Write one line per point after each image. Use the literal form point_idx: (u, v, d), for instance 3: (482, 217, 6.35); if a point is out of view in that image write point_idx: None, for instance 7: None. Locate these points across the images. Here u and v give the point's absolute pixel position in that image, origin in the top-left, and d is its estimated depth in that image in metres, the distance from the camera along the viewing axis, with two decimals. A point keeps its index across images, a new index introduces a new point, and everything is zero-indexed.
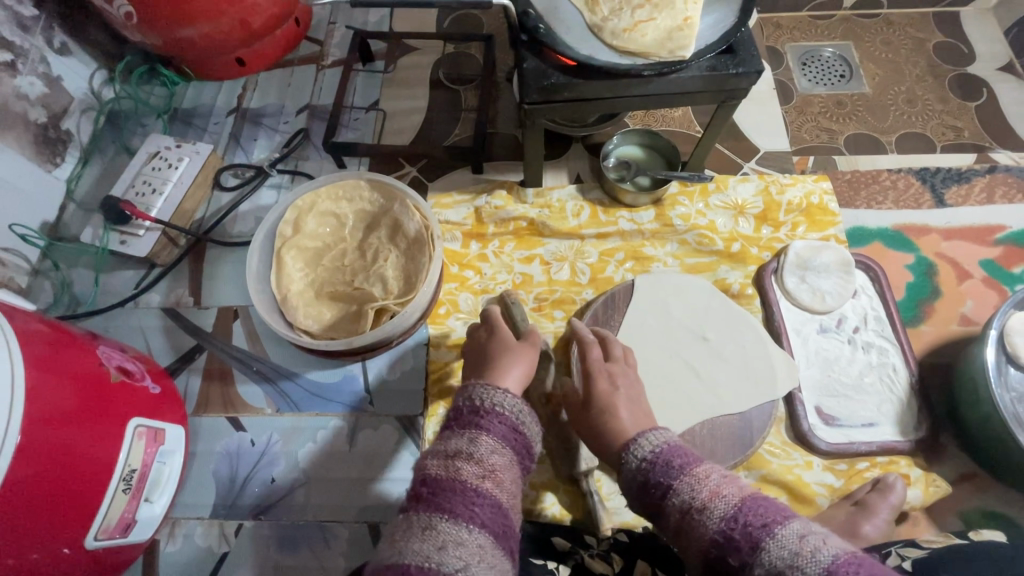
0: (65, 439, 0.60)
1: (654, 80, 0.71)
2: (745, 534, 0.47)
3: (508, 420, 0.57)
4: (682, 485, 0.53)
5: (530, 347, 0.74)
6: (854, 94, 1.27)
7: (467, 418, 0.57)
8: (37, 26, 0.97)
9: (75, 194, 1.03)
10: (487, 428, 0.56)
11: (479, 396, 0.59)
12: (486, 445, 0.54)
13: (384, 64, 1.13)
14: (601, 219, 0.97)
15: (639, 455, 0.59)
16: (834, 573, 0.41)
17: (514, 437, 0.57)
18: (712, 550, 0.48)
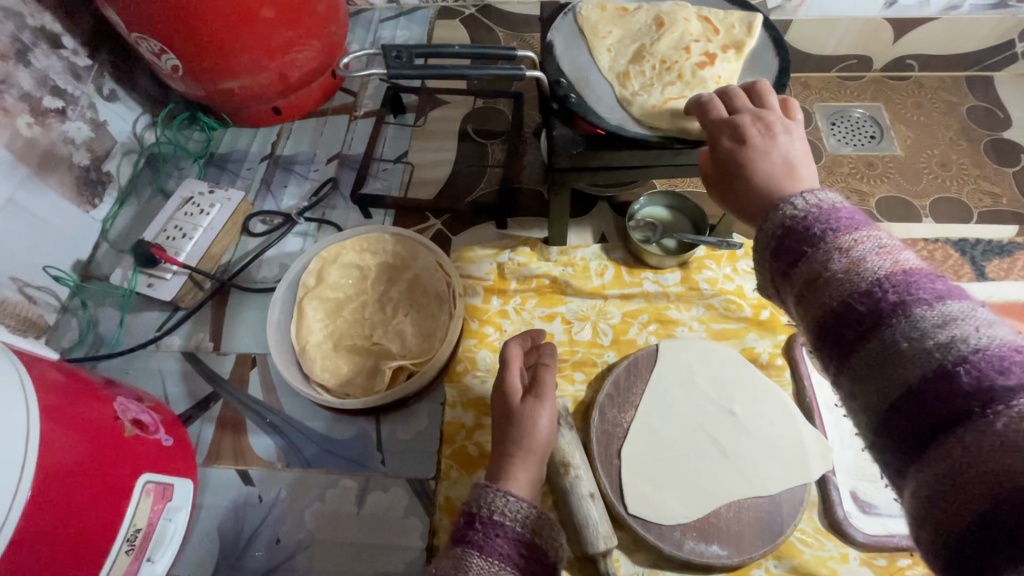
0: (75, 494, 0.59)
1: (685, 152, 0.71)
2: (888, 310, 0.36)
3: (509, 532, 0.53)
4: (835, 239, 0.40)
5: (538, 402, 0.64)
6: (886, 156, 1.25)
7: (462, 532, 0.54)
8: (89, 75, 1.02)
9: (110, 234, 1.05)
10: (479, 547, 0.51)
11: (478, 503, 0.56)
12: (477, 568, 0.50)
13: (414, 117, 1.16)
14: (625, 280, 0.96)
15: (789, 213, 0.44)
16: (971, 360, 0.32)
17: (517, 550, 0.52)
18: (830, 317, 0.39)
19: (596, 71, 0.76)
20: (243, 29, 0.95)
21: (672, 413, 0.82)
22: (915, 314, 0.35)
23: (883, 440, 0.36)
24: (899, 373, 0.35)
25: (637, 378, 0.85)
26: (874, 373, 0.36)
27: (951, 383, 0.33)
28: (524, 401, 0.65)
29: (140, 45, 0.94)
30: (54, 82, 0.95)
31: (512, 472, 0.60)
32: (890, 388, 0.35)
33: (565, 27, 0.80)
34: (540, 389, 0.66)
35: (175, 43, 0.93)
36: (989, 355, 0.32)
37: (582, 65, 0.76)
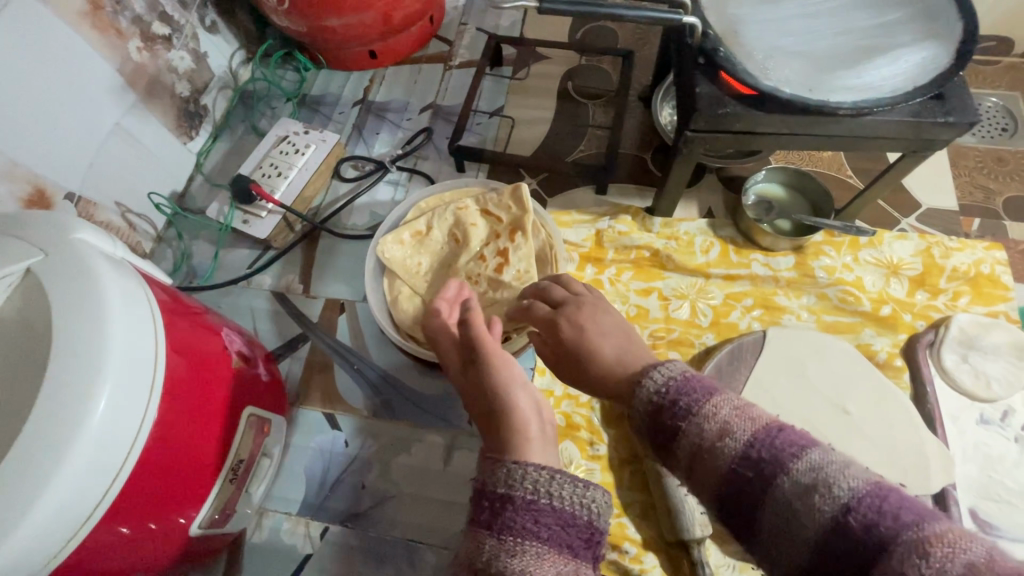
0: (190, 416, 0.59)
1: (845, 120, 0.64)
2: (677, 428, 0.47)
3: (522, 500, 0.45)
4: (643, 399, 0.50)
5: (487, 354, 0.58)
6: (1018, 151, 1.19)
7: (472, 512, 0.48)
8: (194, 4, 1.00)
9: (204, 167, 1.05)
10: (510, 526, 0.44)
11: (482, 478, 0.49)
12: (491, 551, 0.44)
13: (512, 71, 1.11)
14: (732, 259, 0.90)
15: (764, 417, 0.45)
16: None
17: (538, 519, 0.45)
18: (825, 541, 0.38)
19: (747, 25, 0.69)
20: None
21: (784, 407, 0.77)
22: (734, 438, 0.44)
23: None
24: None
25: (740, 364, 0.80)
26: None
27: None
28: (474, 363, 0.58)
29: None
30: (162, 8, 0.94)
31: (513, 435, 0.52)
32: None
33: None
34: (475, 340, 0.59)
35: None
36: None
37: (730, 17, 0.69)
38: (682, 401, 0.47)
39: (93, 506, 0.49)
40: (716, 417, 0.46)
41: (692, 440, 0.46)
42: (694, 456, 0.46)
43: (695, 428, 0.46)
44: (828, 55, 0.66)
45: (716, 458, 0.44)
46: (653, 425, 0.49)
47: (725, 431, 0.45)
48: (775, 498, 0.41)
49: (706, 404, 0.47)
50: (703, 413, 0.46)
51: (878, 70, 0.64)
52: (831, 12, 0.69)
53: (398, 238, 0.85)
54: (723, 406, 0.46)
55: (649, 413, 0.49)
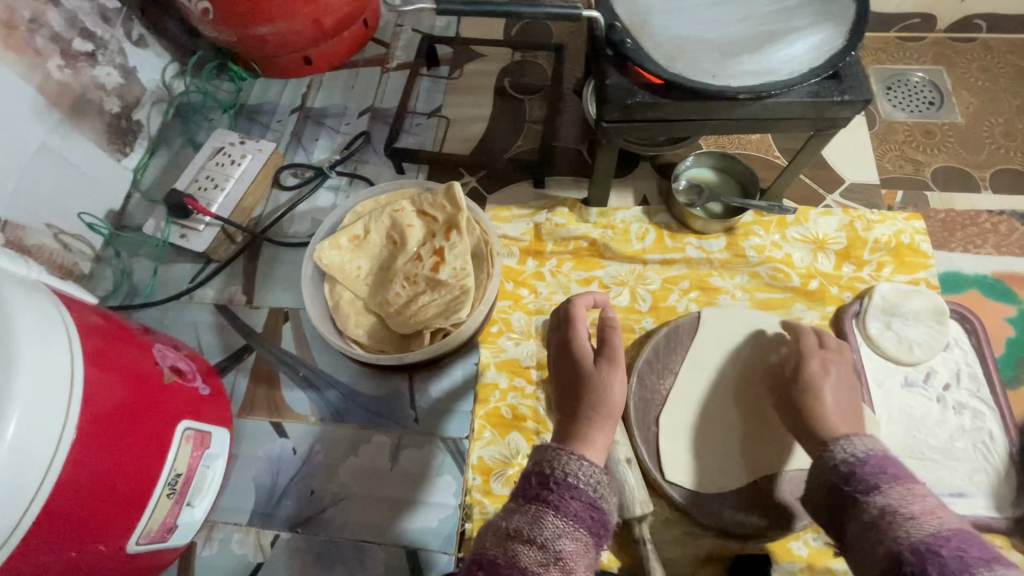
0: (116, 435, 0.59)
1: (749, 104, 0.66)
2: (858, 495, 0.55)
3: (584, 495, 0.51)
4: (831, 464, 0.59)
5: (611, 366, 0.60)
6: (945, 124, 1.23)
7: (533, 489, 0.51)
8: (118, 18, 0.98)
9: (141, 184, 1.04)
10: (557, 506, 0.50)
11: (551, 463, 0.53)
12: (552, 528, 0.48)
13: (449, 70, 1.12)
14: (667, 244, 0.92)
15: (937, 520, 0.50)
16: None
17: (590, 515, 0.50)
18: None
19: (654, 14, 0.70)
20: None
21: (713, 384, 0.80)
22: (915, 527, 0.50)
23: None
24: None
25: (677, 345, 0.82)
26: None
27: None
28: (596, 365, 0.60)
29: None
30: (83, 24, 0.92)
31: (587, 437, 0.56)
32: None
33: None
34: (611, 352, 0.60)
35: None
36: None
37: (637, 7, 0.71)
38: (872, 474, 0.56)
39: (11, 526, 0.50)
40: (909, 499, 0.52)
41: (871, 511, 0.53)
42: (866, 528, 0.53)
43: (873, 500, 0.53)
44: (734, 42, 0.68)
45: (886, 537, 0.50)
46: (838, 483, 0.58)
47: (914, 515, 0.51)
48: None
49: (889, 483, 0.54)
50: (889, 491, 0.53)
51: (779, 54, 0.66)
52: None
53: (335, 242, 0.85)
54: (917, 497, 0.52)
55: (836, 476, 0.58)
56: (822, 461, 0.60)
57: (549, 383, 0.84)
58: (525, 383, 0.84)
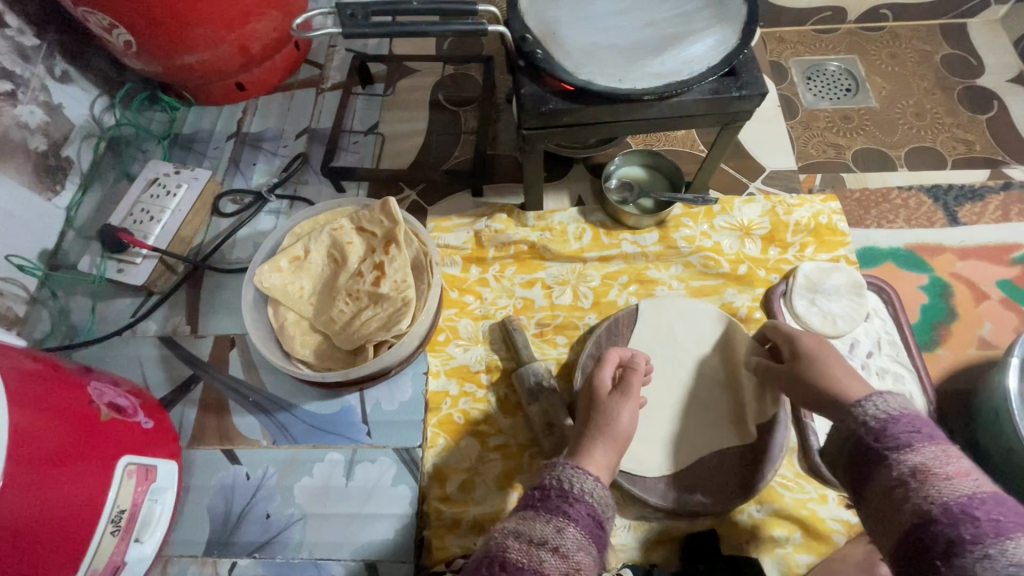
0: (43, 473, 0.59)
1: (655, 104, 0.70)
2: (888, 453, 0.53)
3: (592, 509, 0.58)
4: (858, 422, 0.57)
5: (623, 399, 0.71)
6: (861, 108, 1.31)
7: (553, 502, 0.58)
8: (38, 56, 0.95)
9: (75, 222, 1.01)
10: (574, 519, 0.56)
11: (568, 481, 0.60)
12: (573, 538, 0.54)
13: (383, 87, 1.13)
14: (604, 242, 0.95)
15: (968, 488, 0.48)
16: None
17: (599, 530, 0.57)
18: None
19: (563, 25, 0.74)
20: None
21: (667, 376, 0.83)
22: (949, 487, 0.48)
23: None
24: None
25: (617, 337, 0.86)
26: None
27: None
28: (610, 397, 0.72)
29: (88, 20, 0.91)
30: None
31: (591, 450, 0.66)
32: None
33: None
34: (627, 387, 0.72)
35: (126, 14, 0.88)
36: None
37: (548, 19, 0.74)
38: (904, 432, 0.54)
39: None
40: (945, 460, 0.51)
41: (901, 470, 0.51)
42: (893, 487, 0.51)
43: (905, 459, 0.52)
44: (638, 47, 0.72)
45: (915, 496, 0.49)
46: (865, 439, 0.56)
47: (948, 476, 0.49)
48: (960, 560, 0.45)
49: (923, 443, 0.52)
50: (922, 450, 0.52)
51: (679, 55, 0.70)
52: (637, 6, 0.75)
53: (275, 265, 0.85)
54: (952, 458, 0.51)
55: (863, 431, 0.56)
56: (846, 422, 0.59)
57: (500, 385, 0.86)
58: (475, 388, 0.86)
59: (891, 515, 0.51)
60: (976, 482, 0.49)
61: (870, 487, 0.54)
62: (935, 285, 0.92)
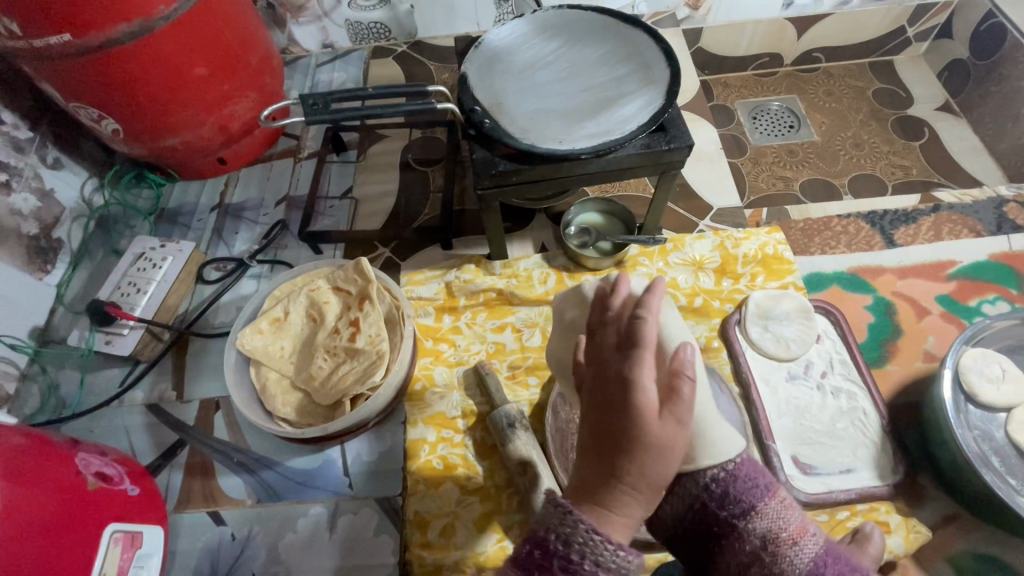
0: (22, 550, 0.62)
1: (594, 161, 0.78)
2: (736, 520, 0.57)
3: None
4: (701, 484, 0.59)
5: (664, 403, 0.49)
6: (805, 142, 1.41)
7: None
8: (32, 147, 1.03)
9: (65, 298, 1.05)
10: None
11: (580, 552, 0.48)
12: None
13: (356, 154, 1.21)
14: (568, 284, 1.02)
15: (756, 538, 0.57)
16: None
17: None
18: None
19: (508, 96, 0.82)
20: (178, 85, 0.99)
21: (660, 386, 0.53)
22: (796, 554, 0.57)
23: None
24: None
25: None
26: None
27: None
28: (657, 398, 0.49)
29: (79, 114, 0.98)
30: None
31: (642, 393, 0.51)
32: None
33: (477, 58, 0.86)
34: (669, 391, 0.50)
35: (115, 106, 0.97)
36: None
37: (495, 92, 0.82)
38: (745, 491, 0.58)
39: None
40: (785, 515, 0.59)
41: (754, 542, 0.57)
42: (744, 557, 0.57)
43: (754, 527, 0.57)
44: (575, 110, 0.81)
45: (772, 569, 0.56)
46: (711, 505, 0.58)
47: (791, 540, 0.57)
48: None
49: (764, 501, 0.58)
50: (766, 509, 0.58)
51: (611, 117, 0.79)
52: (576, 73, 0.84)
53: (255, 328, 0.90)
54: (790, 512, 0.59)
55: (708, 496, 0.58)
56: (682, 486, 0.59)
57: (476, 429, 0.90)
58: (453, 433, 0.89)
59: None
60: (810, 535, 0.58)
61: (722, 560, 0.58)
62: (881, 303, 0.98)
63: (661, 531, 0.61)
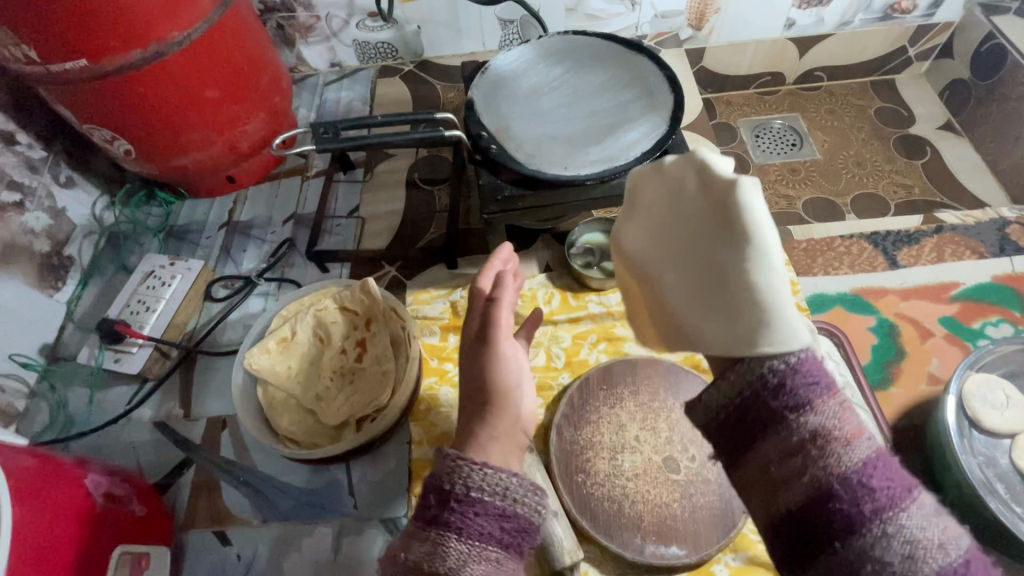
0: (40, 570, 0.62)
1: (599, 186, 0.78)
2: (788, 412, 0.48)
3: (490, 508, 0.55)
4: (759, 370, 0.50)
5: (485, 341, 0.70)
6: (807, 161, 1.42)
7: (436, 511, 0.55)
8: (45, 166, 1.05)
9: (75, 314, 1.06)
10: (457, 532, 0.53)
11: (459, 483, 0.55)
12: (455, 554, 0.52)
13: (362, 173, 1.23)
14: (572, 304, 1.02)
15: (808, 437, 0.47)
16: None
17: (499, 526, 0.54)
18: (820, 513, 0.46)
19: (513, 121, 0.84)
20: (189, 107, 1.01)
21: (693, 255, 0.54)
22: (850, 456, 0.46)
23: (777, 544, 0.49)
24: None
25: (589, 397, 0.90)
26: None
27: None
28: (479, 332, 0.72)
29: (92, 135, 1.00)
30: (10, 177, 0.98)
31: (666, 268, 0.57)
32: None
33: (482, 83, 0.87)
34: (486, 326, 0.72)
35: (127, 127, 0.99)
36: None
37: (500, 117, 0.84)
38: (805, 385, 0.49)
39: None
40: (842, 418, 0.48)
41: (803, 436, 0.47)
42: (793, 456, 0.48)
43: (806, 422, 0.48)
44: (579, 135, 0.82)
45: (815, 464, 0.46)
46: (764, 395, 0.49)
47: (847, 442, 0.47)
48: (861, 541, 0.44)
49: (823, 398, 0.48)
50: (822, 407, 0.48)
51: (615, 143, 0.80)
52: (580, 99, 0.86)
53: (263, 347, 0.91)
54: (848, 417, 0.48)
55: (761, 386, 0.49)
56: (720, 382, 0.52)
57: None
58: None
59: (775, 489, 0.49)
60: (868, 439, 0.48)
61: (762, 450, 0.49)
62: (884, 325, 0.99)
63: (703, 422, 0.53)
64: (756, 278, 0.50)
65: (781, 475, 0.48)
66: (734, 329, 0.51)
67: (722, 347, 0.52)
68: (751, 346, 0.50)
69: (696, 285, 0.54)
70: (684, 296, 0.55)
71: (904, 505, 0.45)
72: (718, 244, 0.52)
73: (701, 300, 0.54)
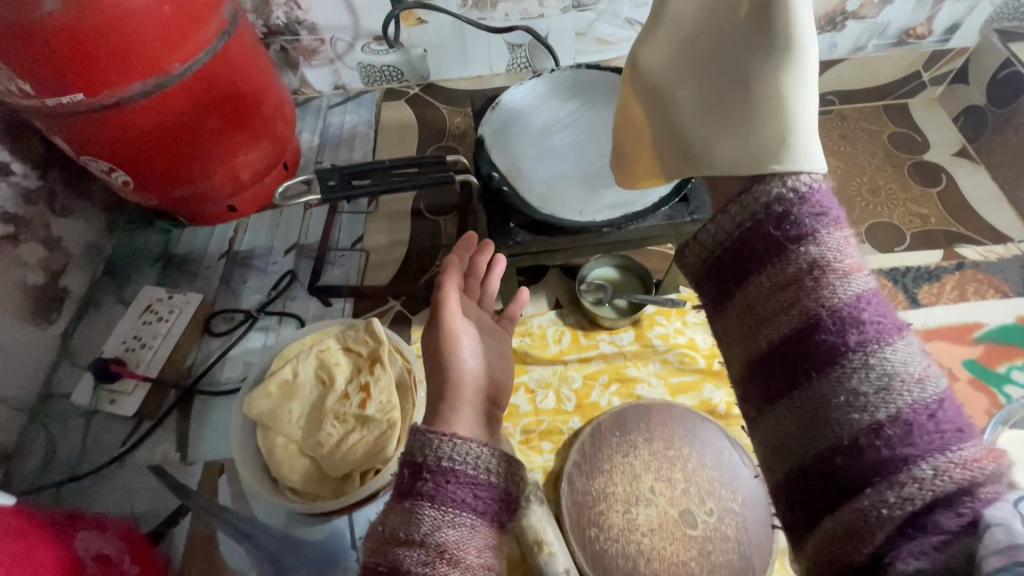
0: None
1: (614, 233, 0.76)
2: (790, 241, 0.50)
3: (462, 476, 0.53)
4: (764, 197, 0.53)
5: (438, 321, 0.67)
6: None
7: (409, 482, 0.53)
8: (41, 196, 1.01)
9: (69, 349, 1.03)
10: (430, 497, 0.51)
11: (430, 453, 0.54)
12: (429, 519, 0.50)
13: (367, 202, 1.20)
14: (583, 343, 0.99)
15: (806, 262, 0.49)
16: (924, 408, 0.42)
17: (472, 493, 0.52)
18: (801, 341, 0.48)
19: (526, 161, 0.81)
20: (190, 138, 0.98)
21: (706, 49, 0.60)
22: (845, 286, 0.48)
23: (767, 392, 0.50)
24: (840, 411, 0.45)
25: (602, 444, 0.87)
26: (808, 420, 0.47)
27: (862, 452, 0.43)
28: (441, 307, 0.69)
29: (90, 166, 0.98)
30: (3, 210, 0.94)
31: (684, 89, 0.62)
32: (829, 427, 0.45)
33: (494, 119, 0.84)
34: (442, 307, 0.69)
35: (125, 159, 0.96)
36: (911, 416, 0.42)
37: (512, 157, 0.81)
38: (810, 218, 0.51)
39: None
40: (842, 254, 0.49)
41: (800, 264, 0.49)
42: (789, 285, 0.49)
43: (806, 251, 0.49)
44: (594, 177, 0.79)
45: (808, 295, 0.48)
46: (768, 226, 0.52)
47: (844, 274, 0.48)
48: (839, 371, 0.45)
49: (827, 230, 0.50)
50: (824, 238, 0.50)
51: (632, 187, 0.77)
52: (594, 137, 0.83)
53: (264, 390, 0.87)
54: (849, 251, 0.50)
55: (766, 217, 0.52)
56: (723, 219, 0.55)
57: None
58: None
59: (759, 326, 0.51)
60: (866, 277, 0.49)
61: (756, 287, 0.52)
62: None
63: (699, 267, 0.57)
64: (777, 96, 0.55)
65: (771, 316, 0.50)
66: (746, 147, 0.55)
67: (731, 165, 0.57)
68: (766, 161, 0.54)
69: (717, 97, 0.59)
70: (700, 120, 0.60)
71: (892, 341, 0.45)
72: (748, 61, 0.56)
73: (715, 121, 0.59)
